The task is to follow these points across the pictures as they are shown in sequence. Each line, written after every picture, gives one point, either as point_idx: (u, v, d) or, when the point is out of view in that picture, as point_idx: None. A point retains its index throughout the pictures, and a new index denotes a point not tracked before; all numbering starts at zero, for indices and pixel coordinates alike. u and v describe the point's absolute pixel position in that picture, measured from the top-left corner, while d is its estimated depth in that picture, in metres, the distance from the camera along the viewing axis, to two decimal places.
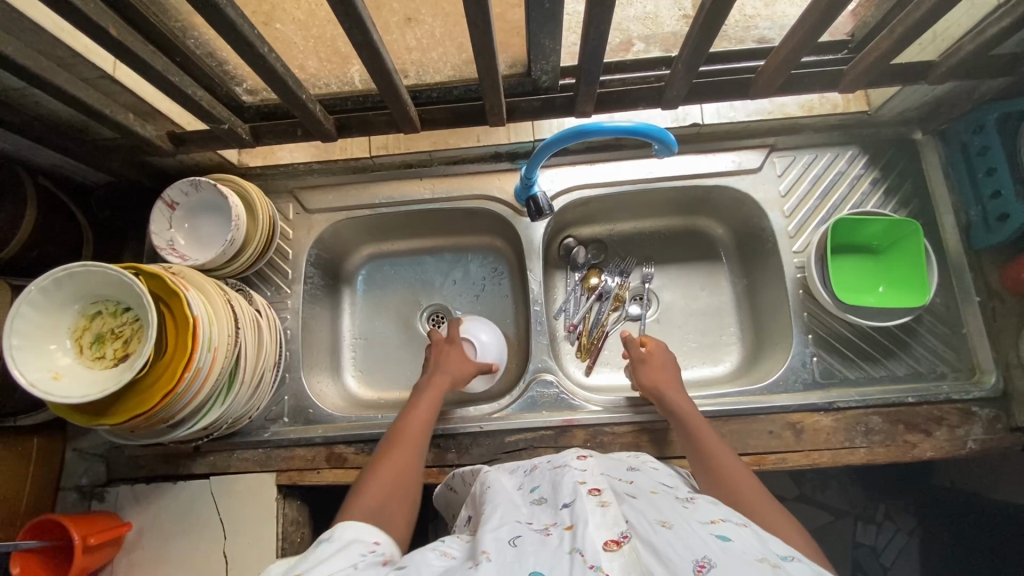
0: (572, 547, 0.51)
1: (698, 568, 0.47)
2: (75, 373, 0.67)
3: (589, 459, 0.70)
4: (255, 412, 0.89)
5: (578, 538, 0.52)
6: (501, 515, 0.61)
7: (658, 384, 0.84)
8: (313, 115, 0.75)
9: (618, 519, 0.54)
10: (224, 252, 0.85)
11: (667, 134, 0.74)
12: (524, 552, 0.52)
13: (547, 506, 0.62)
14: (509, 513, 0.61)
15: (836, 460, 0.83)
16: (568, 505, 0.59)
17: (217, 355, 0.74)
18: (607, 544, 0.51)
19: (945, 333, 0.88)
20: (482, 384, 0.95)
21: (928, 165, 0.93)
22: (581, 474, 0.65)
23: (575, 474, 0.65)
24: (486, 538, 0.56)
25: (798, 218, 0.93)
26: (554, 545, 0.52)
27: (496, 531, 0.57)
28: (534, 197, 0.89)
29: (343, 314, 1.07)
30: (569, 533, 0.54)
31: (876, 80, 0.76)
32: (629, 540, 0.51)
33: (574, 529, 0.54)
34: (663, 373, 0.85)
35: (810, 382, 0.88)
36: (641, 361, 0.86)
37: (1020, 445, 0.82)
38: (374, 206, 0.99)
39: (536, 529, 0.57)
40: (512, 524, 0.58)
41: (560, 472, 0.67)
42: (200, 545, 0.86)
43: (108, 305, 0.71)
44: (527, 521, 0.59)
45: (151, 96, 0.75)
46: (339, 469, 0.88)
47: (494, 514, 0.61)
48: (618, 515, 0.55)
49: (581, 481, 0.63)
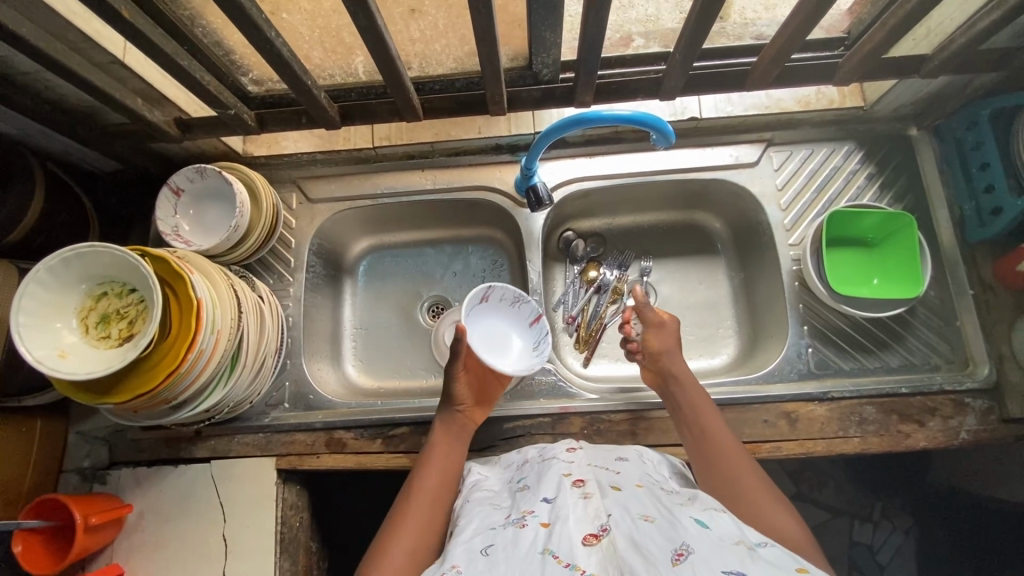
0: (546, 548, 0.53)
1: (675, 556, 0.50)
2: (80, 351, 0.69)
3: (578, 450, 0.73)
4: (257, 396, 0.90)
5: (553, 537, 0.54)
6: (483, 518, 0.63)
7: (666, 347, 0.84)
8: (318, 102, 0.77)
9: (598, 513, 0.57)
10: (227, 238, 0.86)
11: (666, 125, 0.76)
12: (496, 561, 0.54)
13: (530, 493, 0.64)
14: (489, 515, 0.63)
15: (830, 450, 0.84)
16: (549, 499, 0.61)
17: (220, 338, 0.76)
18: (587, 538, 0.54)
19: (938, 326, 0.89)
20: (500, 353, 0.90)
21: (923, 161, 0.94)
22: (567, 466, 0.68)
23: (562, 466, 0.68)
24: (459, 549, 0.57)
25: (794, 212, 0.94)
26: (531, 542, 0.55)
27: (469, 541, 0.58)
28: (534, 187, 0.90)
29: (344, 305, 1.08)
30: (546, 530, 0.56)
31: (870, 73, 0.77)
32: (606, 534, 0.54)
33: (550, 526, 0.56)
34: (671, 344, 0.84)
35: (805, 372, 0.89)
36: (658, 325, 0.85)
37: (1012, 436, 0.83)
38: (375, 197, 1.01)
39: (514, 523, 0.59)
40: (489, 529, 0.60)
41: (547, 464, 0.69)
42: (200, 528, 0.87)
43: (114, 286, 0.72)
44: (507, 516, 0.62)
45: (159, 82, 0.76)
46: (338, 454, 0.89)
47: (472, 519, 0.63)
48: (599, 508, 0.58)
49: (567, 473, 0.66)
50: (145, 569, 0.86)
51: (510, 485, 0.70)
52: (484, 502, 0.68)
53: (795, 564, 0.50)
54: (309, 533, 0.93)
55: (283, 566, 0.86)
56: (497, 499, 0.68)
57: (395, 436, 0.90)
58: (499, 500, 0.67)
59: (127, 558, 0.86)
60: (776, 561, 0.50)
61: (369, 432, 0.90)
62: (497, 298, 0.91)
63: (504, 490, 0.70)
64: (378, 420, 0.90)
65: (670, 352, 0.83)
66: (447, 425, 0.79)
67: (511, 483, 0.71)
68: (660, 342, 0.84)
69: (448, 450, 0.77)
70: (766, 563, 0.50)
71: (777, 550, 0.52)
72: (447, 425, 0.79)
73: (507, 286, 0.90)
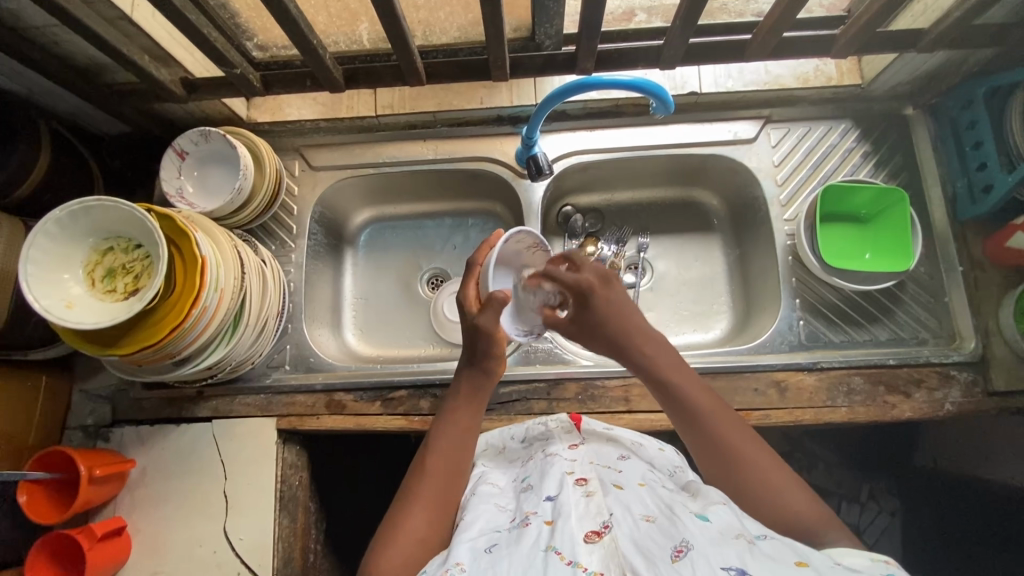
0: (548, 545, 0.54)
1: (675, 553, 0.51)
2: (86, 303, 0.70)
3: (581, 445, 0.72)
4: (258, 358, 0.91)
5: (556, 534, 0.55)
6: (488, 519, 0.63)
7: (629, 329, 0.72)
8: (323, 63, 0.78)
9: (601, 510, 0.58)
10: (230, 200, 0.88)
11: (666, 93, 0.76)
12: (499, 558, 0.55)
13: (534, 494, 0.64)
14: (493, 517, 0.63)
15: (818, 418, 0.86)
16: (553, 498, 0.61)
17: (224, 296, 0.77)
18: (589, 535, 0.55)
19: (928, 302, 0.91)
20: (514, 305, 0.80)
21: (918, 139, 0.95)
22: (570, 465, 0.66)
23: (563, 464, 0.67)
24: (462, 547, 0.58)
25: (790, 188, 0.96)
26: (534, 541, 0.56)
27: (474, 539, 0.59)
28: (534, 156, 0.92)
29: (345, 274, 1.09)
30: (549, 527, 0.57)
31: (867, 46, 0.79)
32: (609, 531, 0.55)
33: (553, 524, 0.57)
34: (619, 316, 0.72)
35: (795, 344, 0.91)
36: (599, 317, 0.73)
37: (995, 409, 0.85)
38: (377, 165, 1.01)
39: (518, 525, 0.60)
40: (493, 531, 0.60)
41: (549, 462, 0.68)
42: (202, 482, 0.89)
43: (120, 242, 0.74)
44: (512, 518, 0.62)
45: (166, 41, 0.77)
46: (338, 416, 0.91)
47: (478, 516, 0.63)
48: (602, 506, 0.58)
49: (570, 471, 0.65)
50: (147, 522, 0.88)
51: (515, 484, 0.69)
52: (489, 501, 0.67)
53: (796, 557, 0.51)
54: (308, 493, 0.95)
55: (283, 522, 0.88)
56: (503, 499, 0.67)
57: (394, 398, 0.91)
58: (504, 502, 0.66)
59: (129, 512, 0.88)
60: (777, 554, 0.51)
61: (369, 395, 0.92)
62: (514, 246, 0.76)
63: (509, 489, 0.69)
64: (378, 383, 0.92)
65: (603, 327, 0.73)
66: (471, 391, 0.76)
67: (517, 482, 0.70)
68: (587, 319, 0.73)
69: (469, 427, 0.74)
70: (766, 556, 0.51)
71: (777, 542, 0.54)
72: (470, 394, 0.75)
73: (534, 233, 0.75)
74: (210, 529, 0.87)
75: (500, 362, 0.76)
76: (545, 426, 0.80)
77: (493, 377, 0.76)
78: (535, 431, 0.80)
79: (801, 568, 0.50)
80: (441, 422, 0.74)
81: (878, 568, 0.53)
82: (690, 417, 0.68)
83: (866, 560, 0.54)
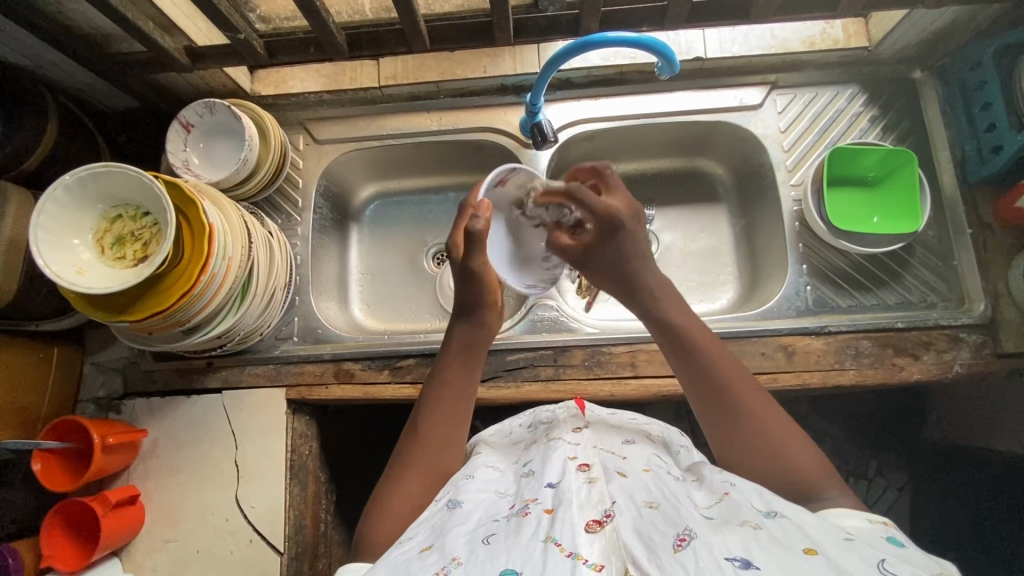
0: (547, 535, 0.53)
1: (677, 542, 0.50)
2: (97, 269, 0.71)
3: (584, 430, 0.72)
4: (266, 329, 0.92)
5: (556, 524, 0.54)
6: (487, 506, 0.62)
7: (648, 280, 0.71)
8: (328, 28, 0.77)
9: (602, 499, 0.57)
10: (236, 171, 0.88)
11: (671, 51, 0.76)
12: (497, 550, 0.53)
13: (534, 480, 0.64)
14: (492, 504, 0.63)
15: (826, 381, 0.86)
16: (553, 485, 0.61)
17: (232, 264, 0.77)
18: (589, 525, 0.53)
19: (936, 265, 0.90)
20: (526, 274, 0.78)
21: (927, 104, 0.94)
22: (573, 449, 0.67)
23: (566, 450, 0.67)
24: (459, 541, 0.56)
25: (797, 153, 0.95)
26: (533, 531, 0.54)
27: (472, 531, 0.57)
28: (539, 123, 0.91)
29: (351, 249, 1.10)
30: (548, 516, 0.55)
31: (872, 3, 0.78)
32: (609, 522, 0.54)
33: (553, 513, 0.56)
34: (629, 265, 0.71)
35: (803, 309, 0.91)
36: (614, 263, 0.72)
37: (1005, 370, 0.84)
38: (381, 137, 1.01)
39: (517, 513, 0.59)
40: (492, 519, 0.59)
41: (552, 447, 0.68)
42: (212, 452, 0.90)
43: (128, 209, 0.74)
44: (511, 506, 0.61)
45: (169, 7, 0.78)
46: (346, 384, 0.91)
47: (476, 505, 0.62)
48: (603, 493, 0.58)
49: (572, 456, 0.65)
50: (160, 492, 0.89)
51: (515, 467, 0.70)
52: (488, 486, 0.66)
53: (804, 545, 0.48)
54: (318, 463, 0.96)
55: (294, 490, 0.89)
56: (502, 484, 0.67)
57: (402, 367, 0.92)
58: (503, 487, 0.66)
59: (142, 482, 0.89)
60: (784, 540, 0.49)
61: (377, 363, 0.92)
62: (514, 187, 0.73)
63: (509, 472, 0.70)
64: (385, 351, 0.92)
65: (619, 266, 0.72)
66: (465, 355, 0.73)
67: (517, 465, 0.71)
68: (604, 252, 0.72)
69: (463, 384, 0.72)
70: (772, 544, 0.48)
71: (790, 525, 0.51)
72: (464, 349, 0.73)
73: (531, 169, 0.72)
74: (222, 498, 0.88)
75: (495, 313, 0.74)
76: (551, 413, 0.79)
77: (487, 327, 0.74)
78: (542, 416, 0.80)
79: (810, 557, 0.47)
80: (434, 384, 0.72)
81: (876, 530, 0.54)
82: (704, 382, 0.66)
83: (862, 522, 0.55)
